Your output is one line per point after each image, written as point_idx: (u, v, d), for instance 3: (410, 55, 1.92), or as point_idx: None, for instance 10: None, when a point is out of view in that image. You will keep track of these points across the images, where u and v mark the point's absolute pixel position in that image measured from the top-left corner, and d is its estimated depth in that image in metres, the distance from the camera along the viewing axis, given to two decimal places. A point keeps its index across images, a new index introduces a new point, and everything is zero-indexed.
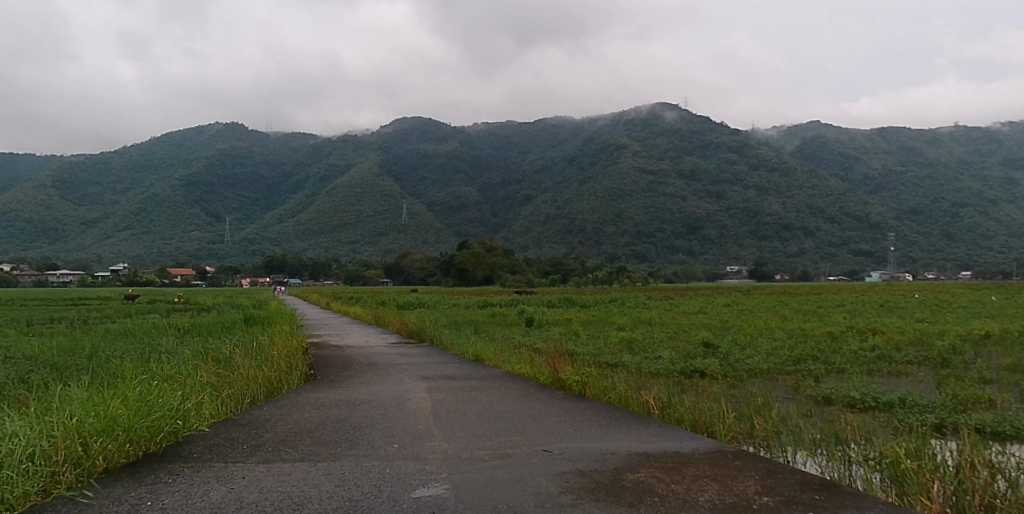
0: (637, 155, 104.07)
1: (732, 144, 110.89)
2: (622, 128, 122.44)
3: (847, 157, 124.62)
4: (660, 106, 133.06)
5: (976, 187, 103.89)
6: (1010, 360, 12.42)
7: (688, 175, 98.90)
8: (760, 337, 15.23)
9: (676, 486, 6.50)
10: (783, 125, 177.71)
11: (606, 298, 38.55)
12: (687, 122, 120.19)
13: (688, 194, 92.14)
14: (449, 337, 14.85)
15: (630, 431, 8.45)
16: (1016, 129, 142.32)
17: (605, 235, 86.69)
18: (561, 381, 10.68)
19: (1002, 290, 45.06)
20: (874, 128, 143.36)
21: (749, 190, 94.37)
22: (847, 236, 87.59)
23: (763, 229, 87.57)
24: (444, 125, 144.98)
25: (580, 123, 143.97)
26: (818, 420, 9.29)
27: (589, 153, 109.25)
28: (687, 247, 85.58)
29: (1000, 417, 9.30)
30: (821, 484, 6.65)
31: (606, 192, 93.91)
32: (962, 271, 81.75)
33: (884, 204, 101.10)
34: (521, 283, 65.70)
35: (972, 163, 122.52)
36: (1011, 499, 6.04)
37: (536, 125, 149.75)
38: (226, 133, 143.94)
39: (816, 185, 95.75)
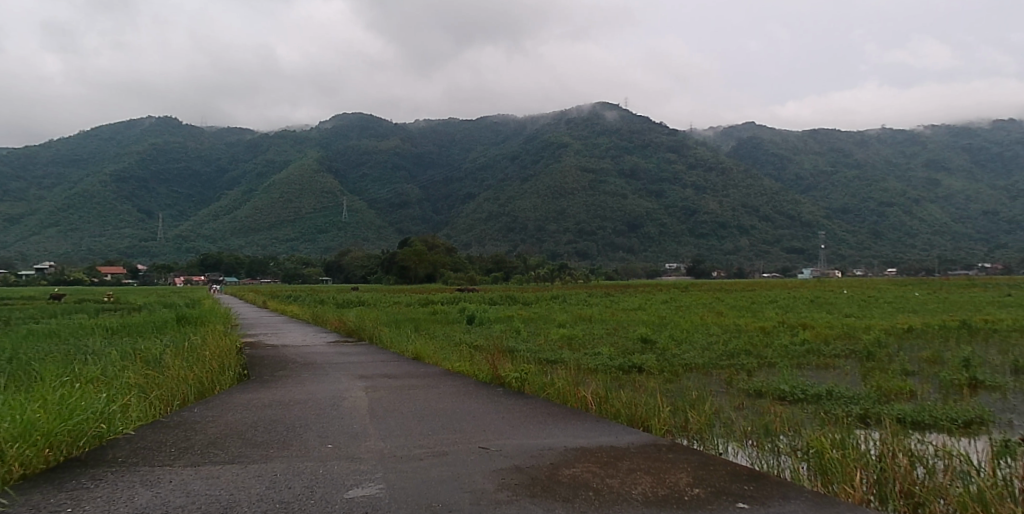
0: (579, 154, 105.00)
1: (671, 144, 113.28)
2: (564, 126, 123.86)
3: (781, 157, 128.12)
4: (601, 106, 135.12)
5: (901, 188, 108.47)
6: (928, 354, 13.01)
7: (628, 174, 101.12)
8: (695, 332, 15.57)
9: (610, 479, 6.60)
10: (721, 128, 182.70)
11: (549, 295, 38.81)
12: (627, 122, 122.25)
13: (628, 193, 93.76)
14: (389, 335, 14.75)
15: (568, 426, 8.54)
16: (937, 134, 149.80)
17: (546, 233, 86.71)
18: (500, 378, 10.71)
19: (924, 286, 47.05)
20: (806, 131, 148.73)
21: (688, 188, 96.57)
22: (780, 235, 90.84)
23: (700, 227, 89.60)
24: (386, 121, 142.98)
25: (522, 123, 145.42)
26: (749, 412, 9.56)
27: (531, 150, 109.43)
28: (628, 244, 86.10)
29: (920, 407, 9.73)
30: (750, 475, 6.82)
31: (547, 191, 93.90)
32: (888, 268, 85.22)
33: (814, 204, 104.46)
34: (462, 281, 65.36)
35: (897, 164, 128.20)
36: (929, 484, 6.24)
37: (478, 123, 149.77)
38: (158, 127, 138.66)
39: (750, 184, 98.96)
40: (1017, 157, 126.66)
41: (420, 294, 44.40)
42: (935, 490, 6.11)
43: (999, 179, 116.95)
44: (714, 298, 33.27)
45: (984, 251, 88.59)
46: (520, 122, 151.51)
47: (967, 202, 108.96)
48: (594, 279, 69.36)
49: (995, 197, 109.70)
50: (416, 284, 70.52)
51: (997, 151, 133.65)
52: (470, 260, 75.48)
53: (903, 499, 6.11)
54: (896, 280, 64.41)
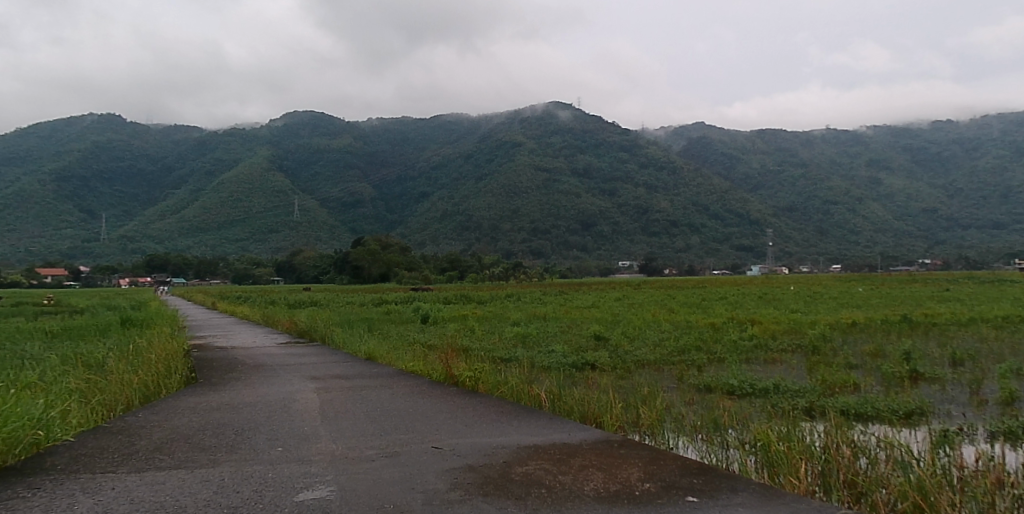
0: (533, 153, 105.36)
1: (624, 143, 114.87)
2: (518, 124, 124.43)
3: (730, 157, 130.51)
4: (554, 106, 136.24)
5: (844, 186, 111.66)
6: (871, 348, 13.43)
7: (582, 173, 102.33)
8: (648, 329, 15.75)
9: (562, 476, 6.66)
10: (672, 127, 185.92)
11: (503, 294, 38.98)
12: (581, 122, 123.57)
13: (581, 192, 94.81)
14: (341, 336, 14.61)
15: (521, 425, 8.59)
16: (878, 134, 155.11)
17: (501, 232, 85.66)
18: (454, 377, 10.70)
19: (866, 282, 48.68)
20: (754, 132, 152.36)
21: (640, 188, 98.21)
22: (730, 233, 93.01)
23: (653, 226, 91.24)
24: (337, 119, 141.00)
25: (476, 123, 145.81)
26: (699, 408, 9.74)
27: (485, 149, 109.32)
28: (582, 243, 86.87)
29: (863, 400, 10.03)
30: (699, 469, 6.95)
31: (501, 189, 93.04)
32: (832, 264, 87.60)
33: (762, 202, 106.76)
34: (415, 280, 65.01)
35: (841, 163, 132.23)
36: (870, 474, 6.42)
37: (432, 122, 149.69)
38: (100, 124, 134.59)
39: (701, 183, 101.13)
40: (953, 156, 131.63)
41: (373, 293, 44.24)
42: (878, 480, 6.24)
43: (937, 178, 121.37)
44: (666, 296, 33.71)
45: (923, 248, 91.88)
46: (474, 121, 151.80)
47: (907, 201, 112.78)
48: (548, 277, 69.85)
49: (933, 195, 113.85)
50: (370, 283, 69.76)
51: (934, 151, 138.66)
52: (425, 260, 75.07)
53: (846, 490, 6.26)
54: (839, 277, 66.47)
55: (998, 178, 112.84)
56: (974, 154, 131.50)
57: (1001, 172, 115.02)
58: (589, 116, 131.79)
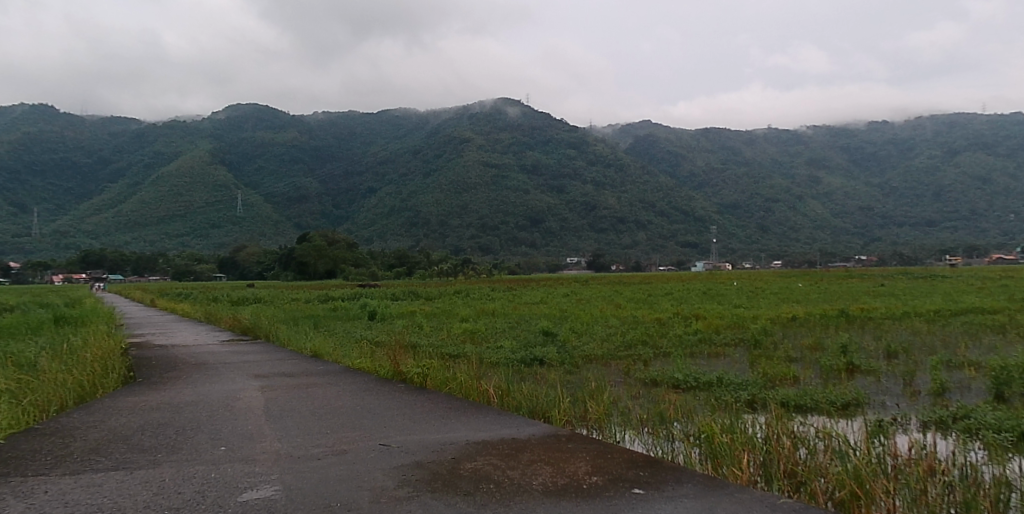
0: (481, 150, 105.35)
1: (572, 140, 115.79)
2: (467, 120, 124.09)
3: (675, 155, 132.75)
4: (503, 102, 136.42)
5: (785, 184, 114.93)
6: (809, 341, 13.88)
7: (530, 170, 102.88)
8: (595, 324, 15.95)
9: (511, 471, 6.68)
10: (619, 125, 188.32)
11: (451, 290, 38.91)
12: (529, 119, 124.12)
13: (530, 188, 95.24)
14: (287, 333, 14.36)
15: (470, 420, 8.59)
16: (816, 135, 160.20)
17: (449, 228, 85.02)
18: (401, 374, 10.64)
19: (807, 278, 50.32)
20: (698, 131, 155.43)
21: (588, 185, 99.39)
22: (675, 230, 94.84)
23: (600, 223, 92.42)
24: (282, 113, 137.93)
25: (424, 119, 145.02)
26: (645, 401, 9.90)
27: (434, 145, 108.63)
28: (530, 240, 86.79)
29: (802, 392, 10.34)
30: (646, 462, 7.05)
31: (450, 185, 92.65)
32: (773, 260, 90.02)
33: (707, 200, 108.95)
34: (363, 276, 64.35)
35: (781, 162, 136.00)
36: (810, 464, 6.58)
37: (379, 117, 148.04)
38: (28, 113, 128.52)
39: (647, 181, 102.83)
40: (887, 156, 136.82)
41: (318, 290, 43.65)
42: (816, 470, 6.41)
43: (872, 176, 125.80)
44: (612, 292, 34.20)
45: (860, 245, 95.31)
46: (423, 116, 150.91)
47: (844, 199, 116.61)
48: (498, 274, 69.88)
49: (868, 194, 118.01)
50: (316, 279, 68.72)
51: (870, 151, 143.68)
52: (373, 256, 74.27)
53: (787, 480, 6.42)
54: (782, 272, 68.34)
55: (930, 177, 117.65)
56: (908, 154, 136.74)
57: (933, 172, 119.93)
58: (537, 113, 132.45)
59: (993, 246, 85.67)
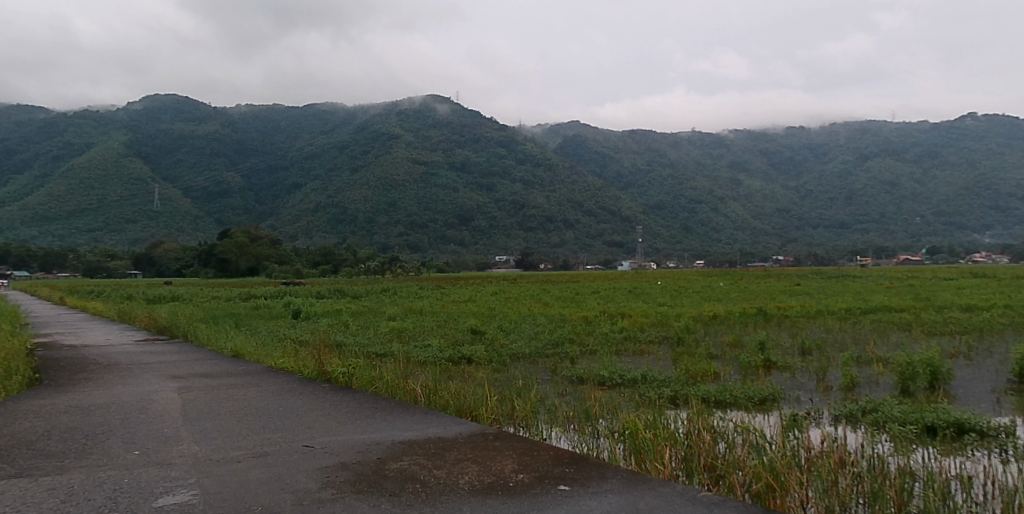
0: (410, 146, 104.48)
1: (501, 139, 116.22)
2: (396, 115, 122.93)
3: (603, 156, 134.72)
4: (433, 99, 135.62)
5: (708, 186, 118.47)
6: (729, 338, 14.35)
7: (460, 167, 102.66)
8: (523, 323, 16.03)
9: (437, 471, 6.64)
10: (548, 125, 190.11)
11: (378, 288, 38.36)
12: (459, 117, 123.81)
13: (459, 187, 94.98)
14: (207, 332, 13.88)
15: (396, 420, 8.51)
16: (737, 139, 165.87)
17: (377, 226, 83.79)
18: (326, 373, 10.43)
19: (729, 277, 51.90)
20: (625, 133, 158.54)
21: (517, 184, 100.04)
22: (602, 229, 96.65)
23: (529, 221, 93.08)
24: (203, 104, 132.87)
25: (352, 115, 142.66)
26: (571, 398, 10.03)
27: (361, 140, 106.85)
28: (459, 237, 86.56)
29: (723, 387, 10.68)
30: (571, 458, 7.15)
31: (377, 182, 91.41)
32: (696, 259, 92.62)
33: (633, 200, 111.06)
34: (287, 274, 62.84)
35: (705, 164, 140.16)
36: (729, 458, 6.78)
37: (305, 111, 144.86)
38: None
39: (575, 181, 104.23)
40: (804, 161, 142.88)
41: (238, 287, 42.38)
42: (734, 462, 6.64)
43: (789, 180, 131.07)
44: (540, 290, 34.58)
45: (777, 246, 99.29)
46: (350, 112, 148.48)
47: (763, 201, 120.94)
48: (426, 272, 69.49)
49: (786, 196, 122.70)
50: (237, 277, 66.58)
51: (787, 155, 149.54)
52: (297, 252, 72.56)
53: (706, 473, 6.64)
54: (704, 272, 70.39)
55: (842, 182, 123.48)
56: (822, 159, 142.98)
57: (845, 176, 125.96)
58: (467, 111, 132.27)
59: (899, 247, 90.69)
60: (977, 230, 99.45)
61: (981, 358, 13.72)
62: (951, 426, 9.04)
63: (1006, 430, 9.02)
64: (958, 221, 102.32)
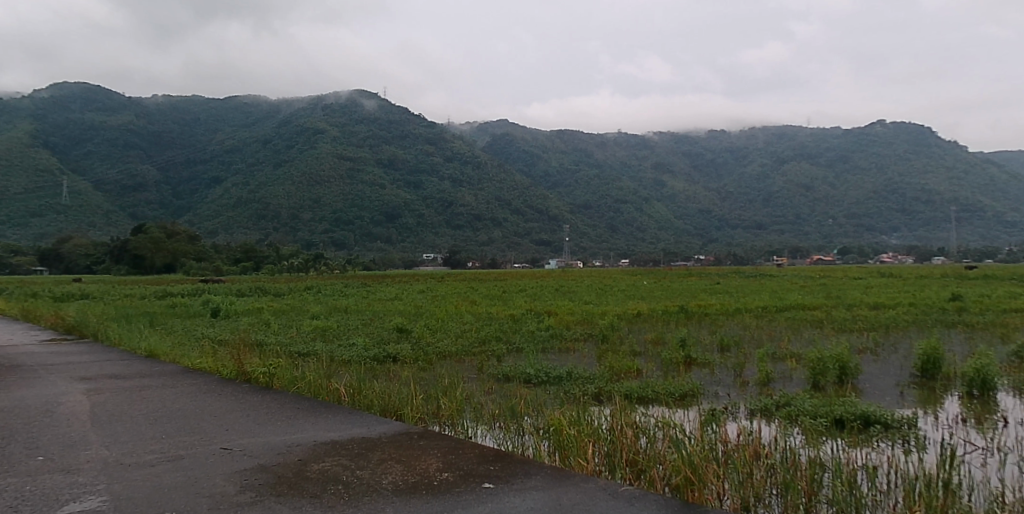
0: (336, 142, 102.63)
1: (429, 136, 115.66)
2: (321, 110, 120.57)
3: (531, 154, 135.53)
4: (360, 94, 133.65)
5: (633, 187, 121.03)
6: (652, 336, 14.71)
7: (387, 164, 101.60)
8: (449, 321, 15.98)
9: (360, 471, 6.58)
10: (477, 124, 190.25)
11: (302, 286, 37.49)
12: (387, 112, 122.46)
13: (386, 183, 93.87)
14: (121, 332, 13.30)
15: (319, 420, 8.36)
16: (660, 140, 170.13)
17: (301, 222, 81.83)
18: (246, 374, 10.15)
19: (653, 276, 53.23)
20: (553, 132, 160.13)
21: (445, 181, 99.79)
22: (530, 228, 97.71)
23: (457, 219, 93.05)
24: (116, 93, 126.74)
25: (275, 109, 139.11)
26: (497, 396, 10.09)
27: (285, 134, 104.11)
28: (386, 235, 85.78)
29: (645, 384, 10.95)
30: (495, 456, 7.18)
31: (302, 177, 88.53)
32: (621, 258, 94.49)
33: (561, 199, 112.38)
34: (206, 272, 60.73)
35: (630, 165, 143.04)
36: (650, 453, 6.96)
37: (227, 103, 140.23)
38: None
39: (503, 180, 105.16)
40: (724, 163, 147.78)
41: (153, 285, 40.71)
42: (655, 457, 6.80)
43: (711, 182, 135.25)
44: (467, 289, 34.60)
45: (699, 245, 102.47)
46: (274, 106, 144.76)
47: (686, 202, 124.23)
48: (352, 269, 68.51)
49: (707, 198, 126.52)
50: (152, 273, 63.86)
51: (709, 158, 154.17)
52: (217, 248, 70.23)
53: (628, 467, 6.77)
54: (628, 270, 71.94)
55: (760, 184, 128.26)
56: (742, 162, 148.12)
57: (763, 179, 130.86)
58: (395, 107, 130.98)
59: (812, 248, 95.02)
60: (884, 232, 105.59)
61: (886, 353, 14.52)
62: (858, 418, 9.53)
63: (908, 421, 9.55)
64: (866, 223, 108.15)
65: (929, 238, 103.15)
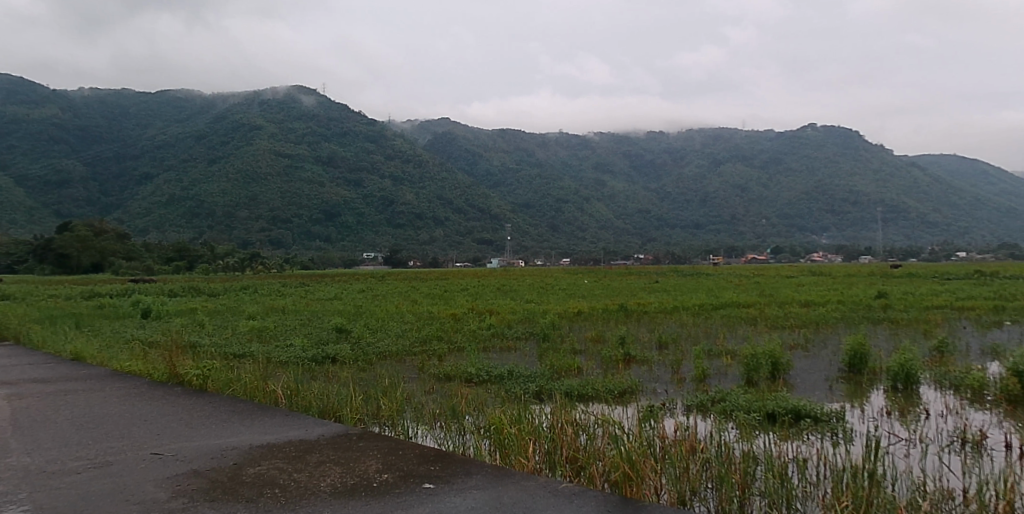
0: (273, 138, 100.39)
1: (369, 134, 114.37)
2: (257, 106, 117.80)
3: (473, 153, 134.98)
4: (298, 91, 131.12)
5: (574, 187, 122.29)
6: (593, 334, 14.91)
7: (326, 161, 99.95)
8: (390, 321, 15.84)
9: (298, 474, 6.48)
10: (418, 122, 188.99)
11: (237, 285, 36.50)
12: (326, 110, 120.54)
13: (325, 181, 92.24)
14: (43, 334, 12.77)
15: (254, 423, 8.19)
16: (601, 141, 172.34)
17: (236, 220, 79.25)
18: (179, 376, 9.87)
19: (592, 275, 53.95)
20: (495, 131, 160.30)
21: (386, 179, 98.91)
22: (471, 227, 97.98)
23: (398, 218, 92.33)
24: (37, 85, 120.85)
25: (209, 105, 135.25)
26: (438, 396, 10.07)
27: (220, 130, 100.93)
28: (325, 234, 84.36)
29: (585, 382, 11.10)
30: (436, 456, 7.15)
31: (237, 174, 86.14)
32: (562, 258, 95.41)
33: (503, 198, 112.73)
34: (136, 272, 58.51)
35: (571, 165, 144.37)
36: (589, 450, 7.06)
37: (157, 97, 135.43)
38: None
39: (444, 179, 105.37)
40: (662, 164, 150.65)
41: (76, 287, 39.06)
42: (594, 454, 6.91)
43: (650, 183, 137.70)
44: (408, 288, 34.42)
45: (639, 244, 104.33)
46: (208, 101, 140.56)
47: (626, 202, 125.81)
48: (289, 268, 67.18)
49: (647, 198, 128.76)
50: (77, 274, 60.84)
51: (648, 159, 156.57)
52: (147, 248, 67.83)
53: (568, 465, 6.86)
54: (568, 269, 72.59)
55: (698, 185, 131.20)
56: (680, 163, 151.05)
57: (700, 180, 133.91)
58: (334, 104, 128.98)
59: (747, 248, 97.84)
60: (816, 231, 111.49)
61: (816, 349, 15.06)
62: (789, 412, 9.89)
63: (836, 414, 9.92)
64: (798, 223, 113.42)
65: (857, 237, 107.56)
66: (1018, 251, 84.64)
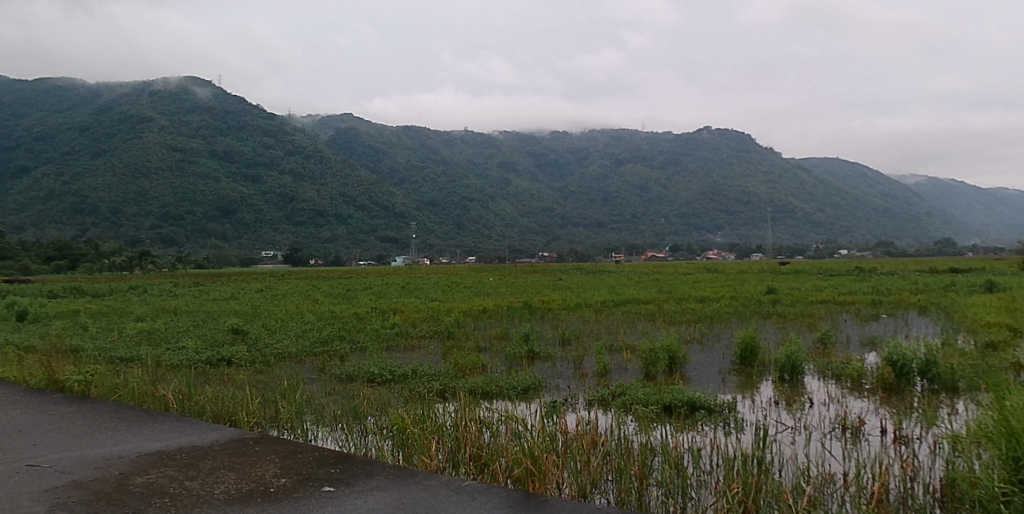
0: (164, 131, 95.41)
1: (268, 129, 110.74)
2: (146, 97, 111.67)
3: (377, 150, 132.99)
4: (191, 82, 125.25)
5: (479, 185, 122.61)
6: (496, 331, 15.10)
7: (222, 155, 95.93)
8: (291, 321, 15.43)
9: (190, 482, 6.25)
10: (319, 117, 184.39)
11: (124, 286, 34.45)
12: (221, 103, 115.80)
13: (221, 176, 88.53)
14: None
15: (142, 430, 7.81)
16: (506, 139, 173.59)
17: (123, 216, 75.06)
18: (57, 382, 9.27)
19: (495, 274, 54.41)
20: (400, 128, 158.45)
21: (285, 175, 96.18)
22: (376, 224, 97.48)
23: (298, 215, 89.95)
24: None
25: (92, 95, 127.03)
26: (339, 397, 9.92)
27: (104, 121, 94.92)
28: (220, 231, 80.97)
29: (489, 379, 11.21)
30: (337, 458, 7.03)
31: (125, 168, 80.54)
32: (467, 256, 95.69)
33: (407, 196, 111.98)
34: (9, 271, 54.23)
35: (477, 164, 144.61)
36: (493, 446, 7.15)
37: (32, 85, 125.85)
38: None
39: (347, 174, 103.71)
40: (567, 164, 153.33)
41: None
42: (496, 451, 7.03)
43: (555, 183, 139.78)
44: (309, 287, 33.57)
45: (543, 242, 105.86)
46: (90, 90, 131.99)
47: (531, 201, 127.29)
48: (181, 268, 64.19)
49: (551, 197, 130.66)
50: None
51: (553, 159, 158.97)
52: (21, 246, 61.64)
53: (471, 463, 6.94)
54: (470, 268, 72.82)
55: (601, 184, 134.29)
56: (584, 163, 154.03)
57: (603, 179, 137.04)
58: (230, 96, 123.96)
59: (647, 246, 100.96)
60: (710, 229, 115.74)
61: (710, 343, 15.79)
62: (685, 404, 10.31)
63: (728, 405, 10.45)
64: (695, 222, 117.23)
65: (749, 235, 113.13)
66: (890, 249, 91.27)
